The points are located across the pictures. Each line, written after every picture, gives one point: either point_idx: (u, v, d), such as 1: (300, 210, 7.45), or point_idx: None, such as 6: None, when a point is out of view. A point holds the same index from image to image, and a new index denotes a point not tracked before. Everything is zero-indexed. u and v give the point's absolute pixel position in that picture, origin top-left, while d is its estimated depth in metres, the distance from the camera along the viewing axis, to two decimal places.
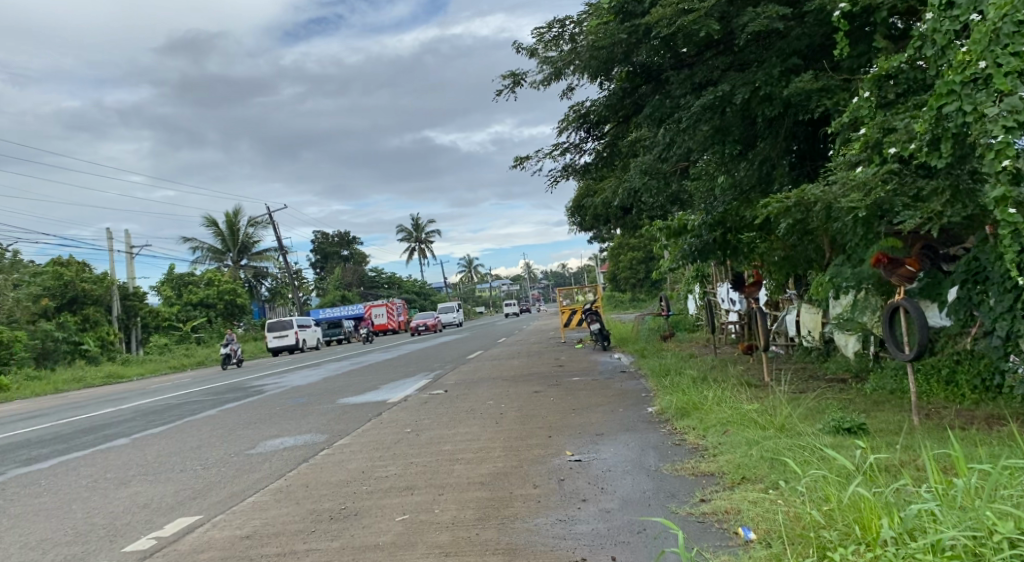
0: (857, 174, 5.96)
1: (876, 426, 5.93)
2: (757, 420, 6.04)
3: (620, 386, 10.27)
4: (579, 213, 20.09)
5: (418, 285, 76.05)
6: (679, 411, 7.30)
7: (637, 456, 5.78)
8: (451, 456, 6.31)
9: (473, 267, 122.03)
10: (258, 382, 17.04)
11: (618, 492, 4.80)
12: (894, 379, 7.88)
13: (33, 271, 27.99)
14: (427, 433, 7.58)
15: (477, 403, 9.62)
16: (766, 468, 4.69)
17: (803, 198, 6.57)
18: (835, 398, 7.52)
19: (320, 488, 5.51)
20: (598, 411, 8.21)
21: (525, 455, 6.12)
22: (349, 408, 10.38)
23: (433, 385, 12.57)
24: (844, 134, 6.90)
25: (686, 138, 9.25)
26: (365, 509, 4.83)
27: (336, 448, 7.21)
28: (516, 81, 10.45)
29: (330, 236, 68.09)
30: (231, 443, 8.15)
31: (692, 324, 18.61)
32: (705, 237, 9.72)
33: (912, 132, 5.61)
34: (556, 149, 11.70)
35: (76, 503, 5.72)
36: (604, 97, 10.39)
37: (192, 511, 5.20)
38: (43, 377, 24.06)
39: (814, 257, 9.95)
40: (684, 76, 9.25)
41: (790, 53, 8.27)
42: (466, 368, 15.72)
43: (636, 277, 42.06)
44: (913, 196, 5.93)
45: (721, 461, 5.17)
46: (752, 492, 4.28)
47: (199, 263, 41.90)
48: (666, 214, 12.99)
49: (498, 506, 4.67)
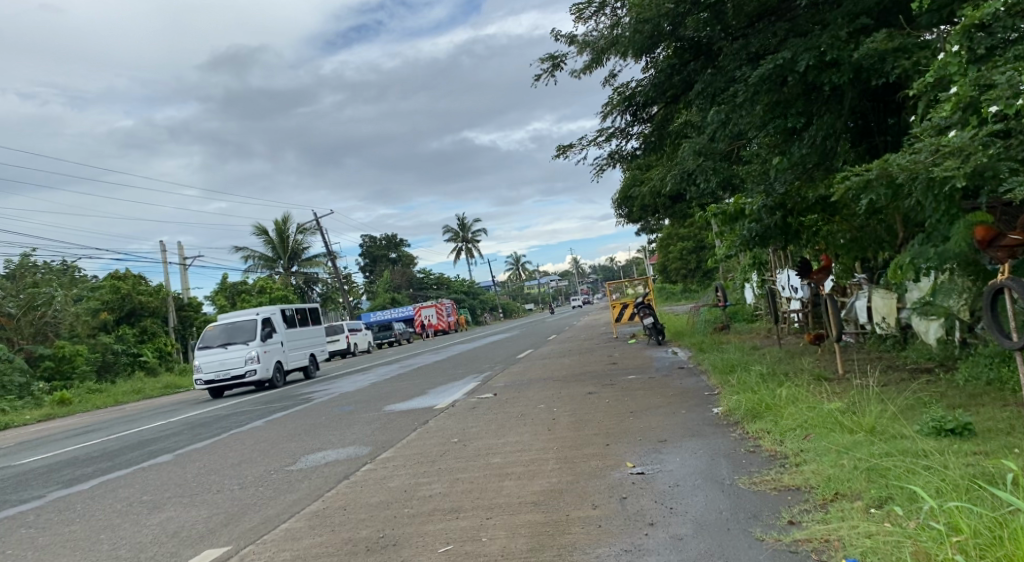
0: (950, 138, 5.22)
1: (982, 425, 5.15)
2: (843, 422, 5.36)
3: (679, 385, 9.58)
4: (625, 204, 19.39)
5: (468, 285, 76.21)
6: (748, 413, 6.61)
7: (708, 467, 5.15)
8: (501, 470, 5.79)
9: (520, 265, 121.86)
10: (307, 389, 16.87)
11: (689, 513, 4.20)
12: (991, 367, 6.96)
13: (91, 287, 28.70)
14: (474, 443, 7.06)
15: (527, 407, 9.08)
16: (864, 481, 4.05)
17: (887, 169, 5.76)
18: (922, 391, 6.72)
19: (358, 512, 5.06)
20: (657, 414, 7.58)
21: (581, 467, 5.57)
22: (395, 416, 9.99)
23: (482, 388, 12.11)
24: (929, 96, 6.09)
25: (743, 114, 8.52)
26: (406, 538, 4.34)
27: (378, 462, 6.79)
28: (554, 64, 9.85)
29: (379, 240, 68.73)
30: (273, 458, 7.83)
31: (751, 315, 17.81)
32: (765, 221, 8.77)
33: (1016, 85, 4.84)
34: (600, 135, 11.08)
35: (105, 532, 5.42)
36: (650, 76, 9.77)
37: (221, 541, 4.82)
38: (103, 389, 24.48)
39: (886, 237, 9.10)
40: (739, 46, 8.54)
41: (858, 13, 7.48)
42: (517, 368, 15.25)
43: (686, 268, 40.84)
44: (1019, 159, 5.20)
45: (806, 473, 4.51)
46: (853, 514, 3.64)
47: (252, 272, 42.37)
48: (718, 199, 12.18)
49: (553, 533, 4.12)
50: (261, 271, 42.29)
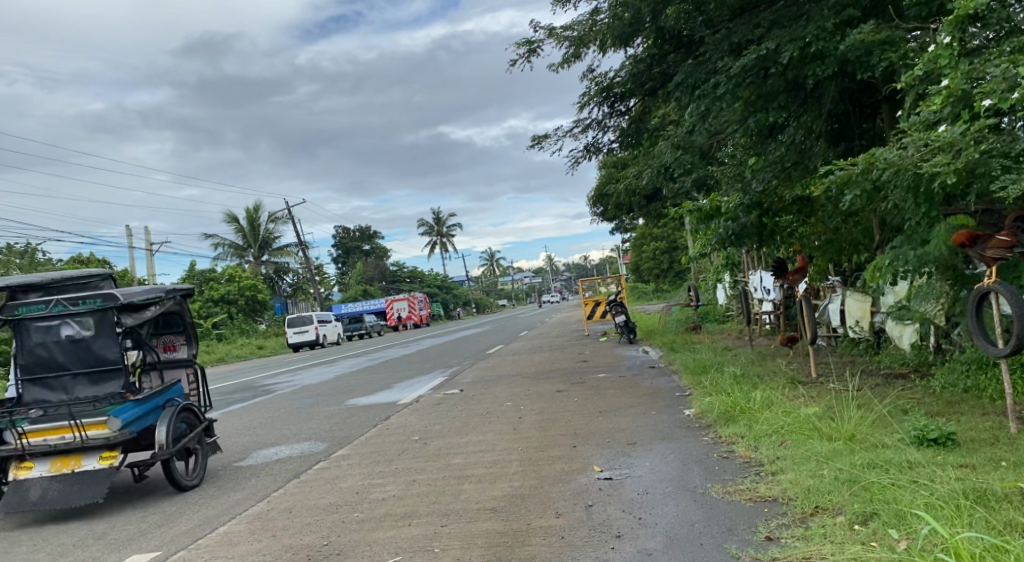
0: (941, 134, 5.00)
1: (964, 436, 4.92)
2: (821, 428, 5.10)
3: (650, 385, 9.32)
4: (601, 202, 19.23)
5: (441, 279, 75.73)
6: (721, 416, 6.36)
7: (679, 474, 4.86)
8: (460, 472, 5.45)
9: (494, 260, 121.68)
10: (269, 380, 16.31)
11: (659, 525, 3.89)
12: (967, 375, 6.75)
13: (50, 270, 27.67)
14: (434, 442, 6.70)
15: (493, 405, 8.75)
16: (846, 495, 3.79)
17: (872, 165, 5.49)
18: (901, 397, 6.51)
19: (303, 515, 4.69)
20: (627, 414, 7.30)
21: (545, 471, 5.24)
22: (356, 410, 9.59)
23: (448, 383, 11.75)
24: (916, 91, 5.85)
25: (723, 107, 8.25)
26: (353, 546, 3.98)
27: (333, 460, 6.40)
28: (531, 50, 9.51)
29: (352, 231, 67.96)
30: (222, 452, 7.40)
31: (722, 316, 17.71)
32: (742, 220, 8.49)
33: (1011, 78, 4.61)
34: (576, 126, 10.78)
35: (27, 532, 4.98)
36: (630, 66, 9.48)
37: (152, 544, 4.43)
38: None
39: (862, 239, 8.90)
40: (721, 36, 8.25)
41: (846, 5, 7.23)
42: (485, 364, 14.91)
43: (659, 267, 40.82)
44: (1012, 157, 4.96)
45: (784, 483, 4.24)
46: (837, 531, 3.37)
47: (220, 260, 41.34)
48: (694, 198, 11.92)
49: (512, 545, 3.79)
50: (229, 258, 41.33)
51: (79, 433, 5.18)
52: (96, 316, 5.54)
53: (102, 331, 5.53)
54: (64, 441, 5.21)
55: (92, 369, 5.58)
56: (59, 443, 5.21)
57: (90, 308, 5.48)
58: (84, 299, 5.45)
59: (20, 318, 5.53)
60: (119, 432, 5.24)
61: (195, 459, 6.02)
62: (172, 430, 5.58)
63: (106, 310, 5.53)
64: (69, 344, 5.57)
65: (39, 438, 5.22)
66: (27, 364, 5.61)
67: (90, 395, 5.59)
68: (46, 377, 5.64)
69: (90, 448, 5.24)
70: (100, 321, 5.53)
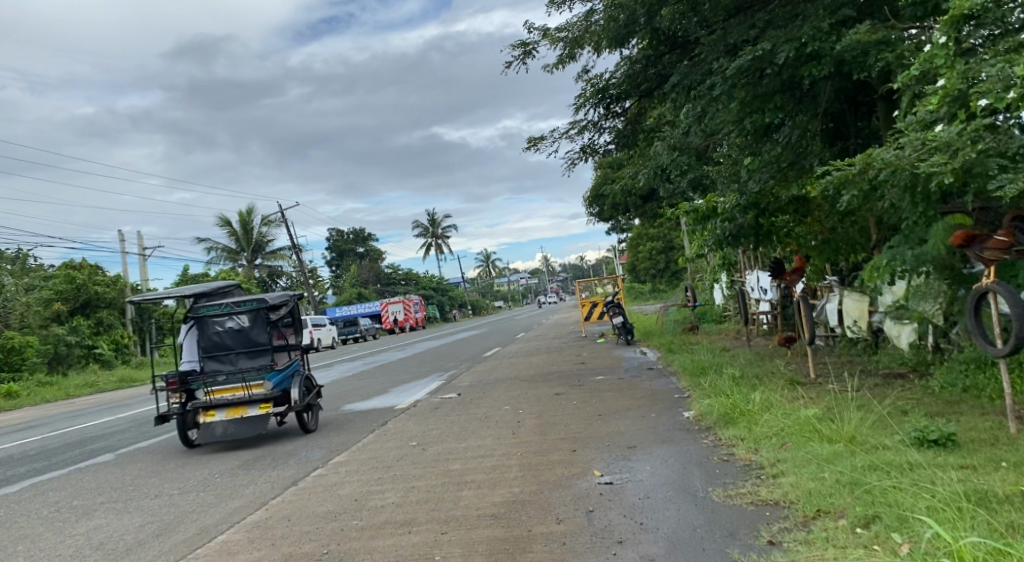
0: (937, 134, 5.01)
1: (965, 436, 4.91)
2: (821, 430, 5.09)
3: (649, 387, 9.31)
4: (596, 203, 19.23)
5: (437, 281, 75.62)
6: (721, 418, 6.34)
7: (679, 477, 4.84)
8: (460, 478, 5.42)
9: (490, 262, 121.64)
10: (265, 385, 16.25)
11: (660, 530, 3.87)
12: (966, 374, 6.74)
13: (43, 276, 27.53)
14: (433, 447, 6.67)
15: (491, 408, 8.72)
16: (848, 498, 3.77)
17: (869, 165, 5.49)
18: (901, 398, 6.50)
19: (302, 523, 4.66)
20: (626, 417, 7.29)
21: (545, 476, 5.21)
22: (354, 415, 9.55)
23: (446, 387, 11.71)
24: (913, 90, 5.85)
25: (718, 108, 8.25)
26: (353, 555, 3.95)
27: (331, 466, 6.37)
28: (526, 52, 9.50)
29: (348, 234, 67.88)
30: (220, 459, 7.35)
31: (720, 316, 17.72)
32: (738, 221, 8.50)
33: (1008, 77, 4.62)
34: (572, 128, 10.77)
35: (23, 543, 4.94)
36: (625, 67, 9.48)
37: (150, 554, 4.40)
38: (54, 383, 23.48)
39: (859, 239, 8.90)
40: (717, 37, 8.25)
41: (841, 5, 7.23)
42: (483, 367, 14.88)
43: (656, 267, 40.81)
44: (1009, 156, 4.96)
45: (785, 486, 4.22)
46: (839, 535, 3.36)
47: (215, 264, 41.23)
48: (690, 198, 11.91)
49: (513, 551, 3.76)
50: (225, 262, 41.22)
51: (247, 390, 7.94)
52: (252, 312, 8.28)
53: (258, 323, 8.24)
54: (240, 397, 7.93)
55: (248, 348, 8.24)
56: (235, 398, 7.93)
57: (250, 308, 8.23)
58: (247, 301, 8.23)
59: (203, 315, 8.26)
60: (271, 391, 7.99)
61: (311, 412, 8.59)
62: (301, 390, 8.24)
63: (258, 307, 8.26)
64: (234, 332, 8.24)
65: (220, 396, 7.95)
66: (206, 348, 8.27)
67: (249, 366, 8.25)
68: (219, 357, 8.29)
69: (253, 401, 7.94)
70: (251, 316, 8.22)
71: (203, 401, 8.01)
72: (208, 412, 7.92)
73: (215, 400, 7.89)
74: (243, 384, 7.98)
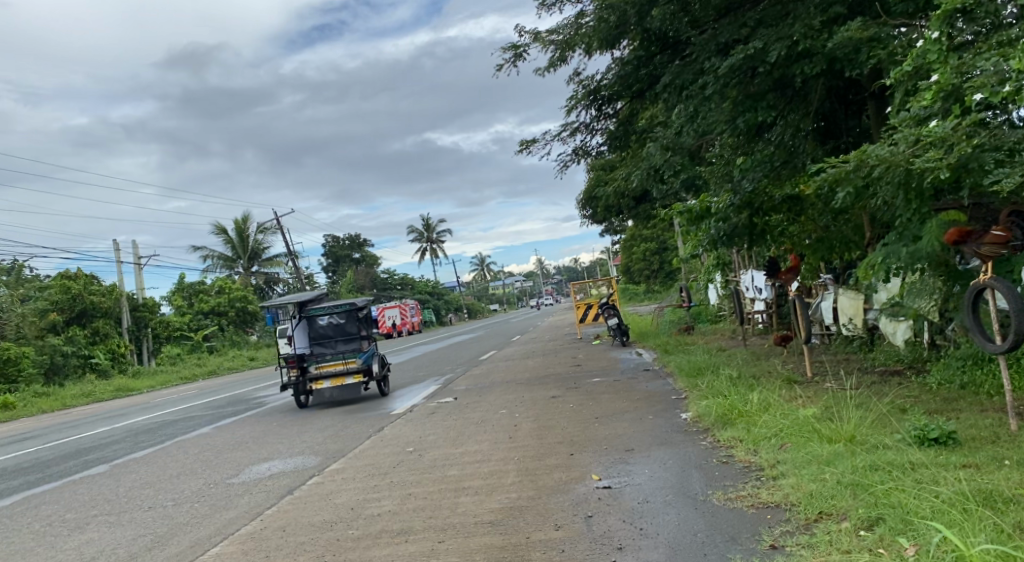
0: (931, 130, 4.97)
1: (965, 434, 4.87)
2: (821, 430, 5.05)
3: (646, 388, 9.28)
4: (590, 205, 19.24)
5: (432, 285, 75.52)
6: (719, 419, 6.30)
7: (678, 480, 4.79)
8: (457, 484, 5.36)
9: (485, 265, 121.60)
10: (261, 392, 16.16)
11: (661, 535, 3.82)
12: (963, 371, 6.71)
13: (37, 286, 27.31)
14: (430, 453, 6.61)
15: (488, 413, 8.67)
16: (850, 499, 3.73)
17: (864, 163, 5.45)
18: (898, 396, 6.47)
19: (298, 534, 4.59)
20: (624, 419, 7.25)
21: (544, 481, 5.16)
22: (350, 422, 9.48)
23: (442, 391, 11.65)
24: (905, 87, 5.83)
25: (710, 108, 8.22)
26: None
27: (327, 475, 6.30)
28: (517, 54, 9.46)
29: (342, 240, 67.79)
30: (215, 469, 7.28)
31: (715, 316, 17.71)
32: (732, 220, 8.48)
33: (1002, 72, 4.59)
34: (565, 130, 10.74)
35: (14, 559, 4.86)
36: (617, 68, 9.45)
37: None
38: (50, 393, 23.30)
39: (853, 237, 8.87)
40: (708, 37, 8.21)
41: (832, 3, 7.21)
42: (479, 371, 14.83)
43: (651, 268, 40.81)
44: (1004, 151, 4.93)
45: (785, 488, 4.17)
46: (842, 537, 3.32)
47: (209, 271, 41.07)
48: (683, 199, 11.88)
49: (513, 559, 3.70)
50: (219, 270, 41.06)
51: (346, 364, 11.86)
52: (345, 313, 12.54)
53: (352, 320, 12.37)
54: (341, 370, 11.79)
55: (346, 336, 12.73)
56: (336, 371, 11.76)
57: (341, 310, 12.04)
58: (334, 307, 11.70)
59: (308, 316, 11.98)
60: (362, 365, 11.87)
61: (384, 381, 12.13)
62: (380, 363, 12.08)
63: (350, 309, 12.40)
64: (334, 325, 12.59)
65: (326, 369, 11.79)
66: (315, 336, 12.52)
67: (345, 348, 12.43)
68: (323, 341, 12.56)
69: (349, 373, 11.74)
70: (343, 314, 12.29)
71: (313, 374, 11.71)
72: (316, 381, 11.61)
73: (323, 371, 11.62)
74: (344, 361, 11.91)
